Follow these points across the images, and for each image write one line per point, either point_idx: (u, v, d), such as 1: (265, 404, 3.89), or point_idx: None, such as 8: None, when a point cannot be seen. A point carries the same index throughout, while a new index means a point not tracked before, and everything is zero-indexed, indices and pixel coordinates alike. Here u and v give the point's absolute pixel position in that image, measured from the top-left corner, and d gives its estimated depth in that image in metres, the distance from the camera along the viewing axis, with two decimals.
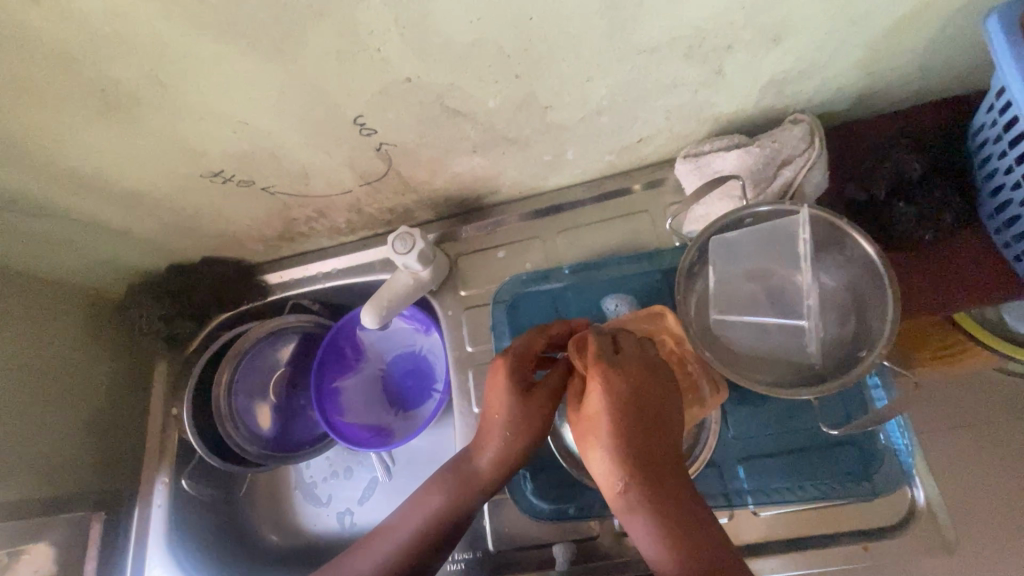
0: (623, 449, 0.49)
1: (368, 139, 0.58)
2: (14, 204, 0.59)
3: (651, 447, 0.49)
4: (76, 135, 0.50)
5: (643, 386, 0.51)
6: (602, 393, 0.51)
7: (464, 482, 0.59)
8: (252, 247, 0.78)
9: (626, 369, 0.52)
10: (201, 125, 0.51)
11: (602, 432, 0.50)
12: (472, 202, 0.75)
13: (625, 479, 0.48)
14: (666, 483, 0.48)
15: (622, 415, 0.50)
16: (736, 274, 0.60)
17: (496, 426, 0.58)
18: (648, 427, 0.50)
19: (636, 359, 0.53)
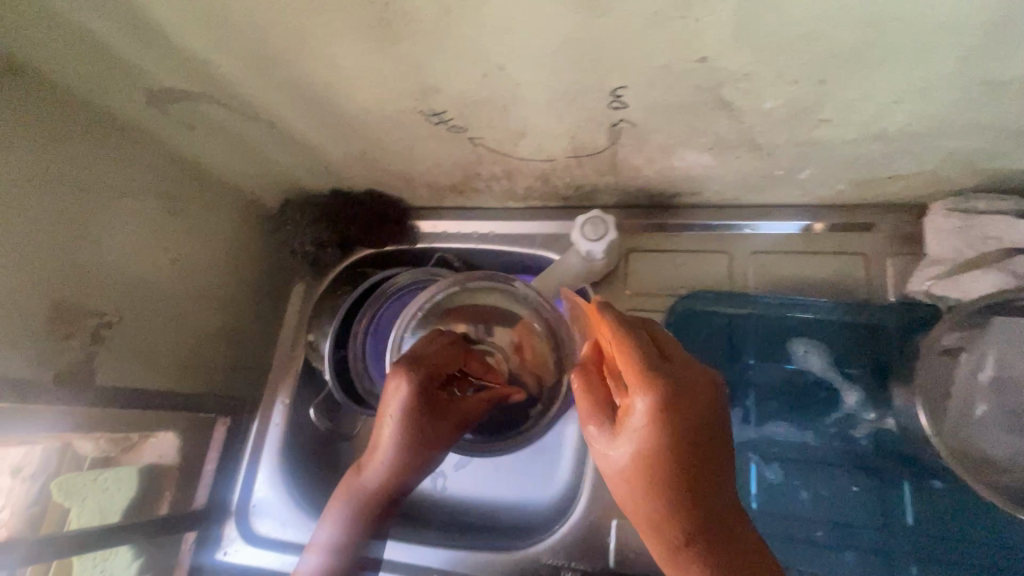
0: (659, 489, 0.41)
1: (611, 112, 0.52)
2: (228, 101, 0.56)
3: (694, 496, 0.41)
4: (328, 50, 0.46)
5: (701, 425, 0.41)
6: (648, 421, 0.41)
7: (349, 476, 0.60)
8: (418, 190, 0.74)
9: (680, 388, 0.42)
10: (457, 61, 0.46)
11: (637, 467, 0.42)
12: (663, 198, 0.69)
13: (687, 532, 0.41)
14: (720, 540, 0.40)
15: (655, 455, 0.41)
16: (1010, 364, 0.53)
17: (404, 425, 0.55)
18: (674, 472, 0.41)
19: (687, 377, 0.43)
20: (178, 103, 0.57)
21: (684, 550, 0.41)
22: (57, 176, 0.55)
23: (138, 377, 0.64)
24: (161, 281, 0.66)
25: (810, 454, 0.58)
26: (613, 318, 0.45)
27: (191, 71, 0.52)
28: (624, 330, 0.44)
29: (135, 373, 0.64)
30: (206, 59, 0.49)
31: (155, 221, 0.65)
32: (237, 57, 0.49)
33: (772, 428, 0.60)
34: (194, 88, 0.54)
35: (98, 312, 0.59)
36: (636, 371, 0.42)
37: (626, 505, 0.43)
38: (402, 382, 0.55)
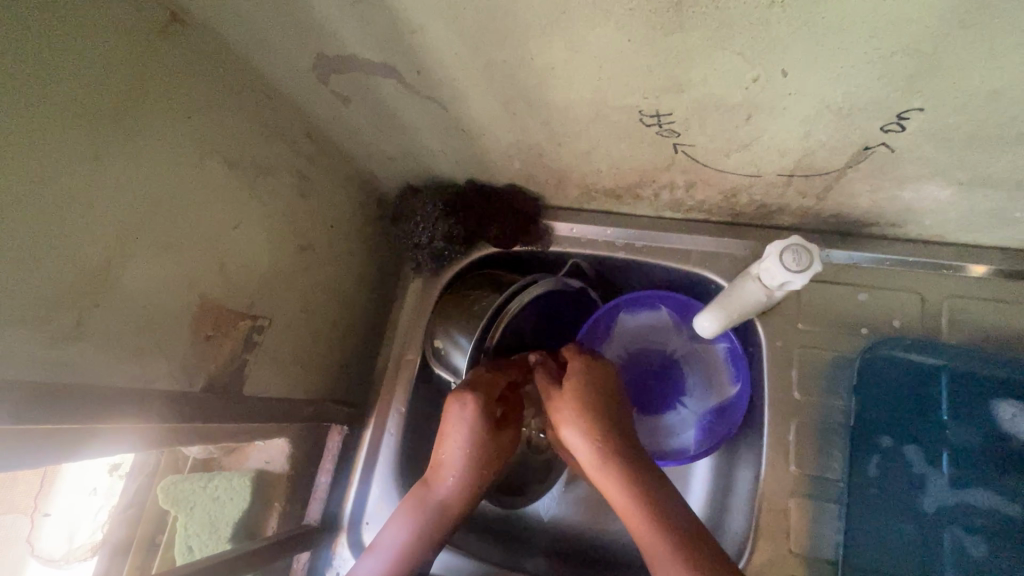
0: (606, 433, 0.55)
1: (876, 135, 0.44)
2: (411, 77, 0.48)
3: (614, 435, 0.55)
4: (580, 28, 0.38)
5: (599, 389, 0.57)
6: (580, 376, 0.57)
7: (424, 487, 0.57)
8: (568, 190, 0.66)
9: (590, 368, 0.58)
10: (734, 62, 0.39)
11: (571, 403, 0.56)
12: (853, 226, 0.61)
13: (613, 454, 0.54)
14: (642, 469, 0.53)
15: (590, 400, 0.56)
16: None
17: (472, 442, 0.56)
18: (607, 415, 0.56)
19: (584, 367, 0.58)
20: (348, 74, 0.49)
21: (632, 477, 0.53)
22: (216, 152, 0.47)
23: (268, 381, 0.57)
24: (288, 273, 0.59)
25: (1014, 527, 0.53)
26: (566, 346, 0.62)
27: (386, 39, 0.43)
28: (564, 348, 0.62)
29: (266, 376, 0.57)
30: (416, 27, 0.41)
31: (287, 204, 0.58)
32: (455, 27, 0.41)
33: (971, 495, 0.55)
34: (378, 60, 0.46)
35: (249, 316, 0.53)
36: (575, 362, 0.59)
37: (598, 470, 0.54)
38: (469, 396, 0.55)
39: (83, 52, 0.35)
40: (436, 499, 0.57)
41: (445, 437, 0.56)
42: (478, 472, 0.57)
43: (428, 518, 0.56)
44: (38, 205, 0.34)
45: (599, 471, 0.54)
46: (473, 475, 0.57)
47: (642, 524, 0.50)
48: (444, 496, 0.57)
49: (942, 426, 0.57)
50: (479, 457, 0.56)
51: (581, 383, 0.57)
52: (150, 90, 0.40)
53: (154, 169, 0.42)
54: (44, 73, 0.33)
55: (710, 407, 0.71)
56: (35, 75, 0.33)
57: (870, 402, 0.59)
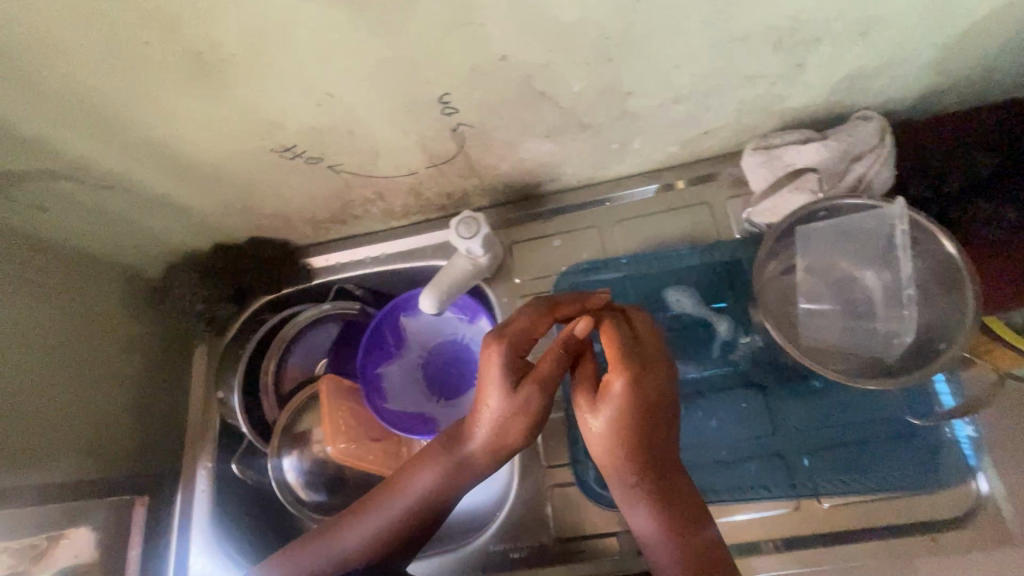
0: (632, 433, 0.51)
1: (447, 119, 0.57)
2: (78, 173, 0.57)
3: (646, 433, 0.52)
4: (158, 101, 0.49)
5: (648, 403, 0.52)
6: (624, 393, 0.52)
7: (455, 467, 0.59)
8: (301, 228, 0.76)
9: (652, 362, 0.54)
10: (288, 96, 0.50)
11: (615, 417, 0.52)
12: (529, 190, 0.75)
13: (628, 458, 0.52)
14: (648, 465, 0.52)
15: (636, 413, 0.52)
16: (816, 262, 0.62)
17: (501, 402, 0.55)
18: (649, 432, 0.52)
19: (623, 385, 0.52)
20: (26, 185, 0.57)
21: (612, 470, 0.53)
22: None
23: (27, 477, 0.60)
24: (40, 371, 0.63)
25: (701, 385, 0.66)
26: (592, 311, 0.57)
27: (27, 146, 0.52)
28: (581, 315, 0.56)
29: (24, 473, 0.59)
30: (41, 133, 0.50)
31: (23, 311, 0.62)
32: (71, 125, 0.50)
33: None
34: (36, 167, 0.55)
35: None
36: (662, 365, 0.53)
37: (603, 461, 0.53)
38: (496, 353, 0.54)
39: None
40: (428, 479, 0.59)
41: (477, 409, 0.56)
42: (495, 444, 0.57)
43: (427, 495, 0.59)
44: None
45: (596, 457, 0.54)
46: (492, 449, 0.57)
47: (646, 536, 0.51)
48: (434, 479, 0.59)
49: None
50: (517, 425, 0.56)
51: (625, 390, 0.52)
52: None
53: None
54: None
55: None
56: None
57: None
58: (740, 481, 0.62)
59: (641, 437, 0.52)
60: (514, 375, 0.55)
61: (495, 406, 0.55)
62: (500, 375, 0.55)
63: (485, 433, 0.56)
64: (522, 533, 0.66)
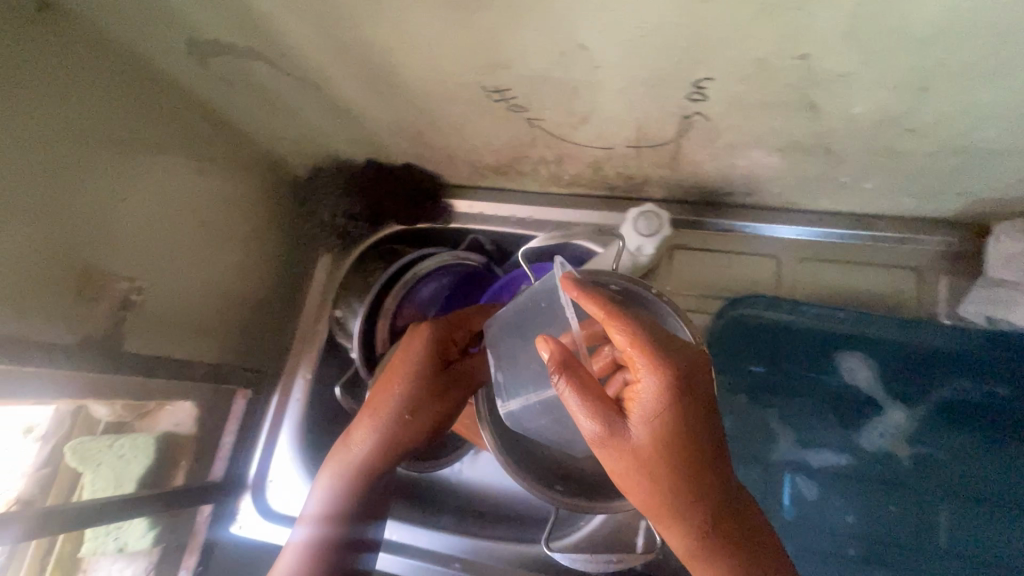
0: (666, 447, 0.42)
1: (688, 105, 0.49)
2: (278, 60, 0.53)
3: (684, 457, 0.42)
4: (398, 11, 0.43)
5: (660, 414, 0.42)
6: (654, 397, 0.42)
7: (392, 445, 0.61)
8: (459, 168, 0.71)
9: (694, 390, 0.42)
10: (535, 39, 0.43)
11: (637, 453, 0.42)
12: (716, 197, 0.66)
13: (666, 481, 0.42)
14: (700, 480, 0.42)
15: (662, 446, 0.42)
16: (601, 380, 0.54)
17: (407, 396, 0.60)
18: (671, 471, 0.42)
19: (643, 388, 0.43)
20: (223, 58, 0.54)
21: (670, 510, 0.42)
22: (96, 133, 0.51)
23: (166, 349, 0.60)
24: (194, 244, 0.64)
25: (847, 477, 0.58)
26: (598, 294, 0.45)
27: (245, 22, 0.48)
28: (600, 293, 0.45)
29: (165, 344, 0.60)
30: (264, 9, 0.46)
31: (189, 183, 0.62)
32: (295, 12, 0.46)
33: (813, 454, 0.59)
34: (240, 43, 0.51)
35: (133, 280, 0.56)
36: (697, 361, 0.43)
37: (659, 515, 0.43)
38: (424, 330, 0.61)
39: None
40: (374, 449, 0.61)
41: (382, 391, 0.61)
42: (407, 434, 0.60)
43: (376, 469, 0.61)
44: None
45: (611, 471, 0.44)
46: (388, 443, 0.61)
47: None
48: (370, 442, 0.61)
49: (786, 379, 0.61)
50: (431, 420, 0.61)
51: (652, 400, 0.42)
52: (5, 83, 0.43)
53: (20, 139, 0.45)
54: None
55: None
56: None
57: (724, 367, 0.62)
58: None
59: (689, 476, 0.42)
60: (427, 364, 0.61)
61: (400, 397, 0.60)
62: (406, 358, 0.61)
63: (398, 422, 0.60)
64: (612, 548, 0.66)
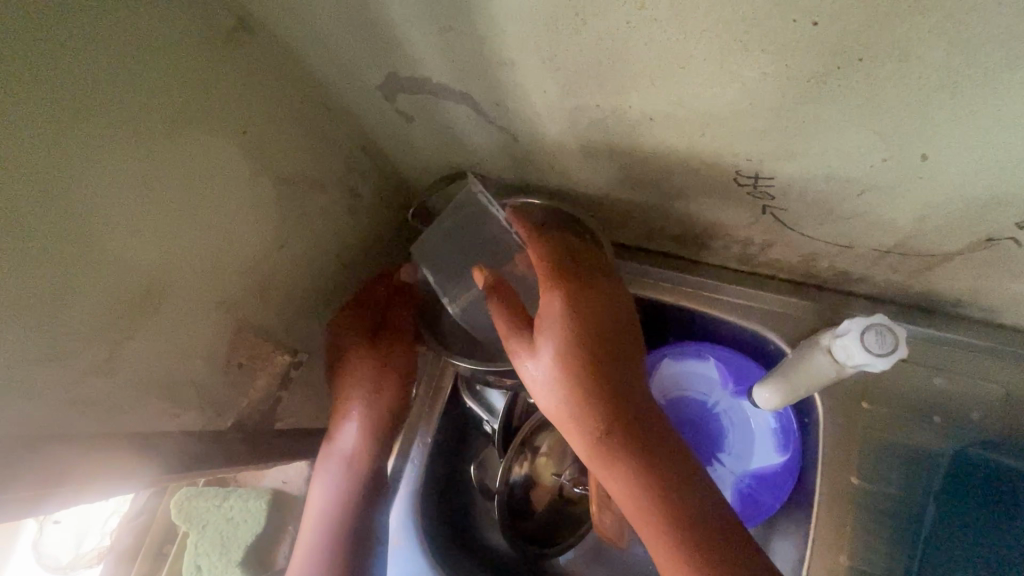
0: (575, 371, 0.45)
1: (1008, 229, 0.39)
2: (484, 107, 0.44)
3: (619, 397, 0.46)
4: (691, 88, 0.34)
5: (554, 322, 0.47)
6: (559, 312, 0.47)
7: (372, 421, 0.55)
8: (630, 230, 0.62)
9: (589, 298, 0.48)
10: (859, 141, 0.34)
11: (561, 362, 0.45)
12: (944, 306, 0.56)
13: (600, 417, 0.45)
14: (605, 381, 0.46)
15: (586, 352, 0.46)
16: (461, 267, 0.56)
17: (364, 368, 0.56)
18: (602, 378, 0.46)
19: (551, 305, 0.47)
20: (416, 97, 0.45)
21: (601, 445, 0.45)
22: (265, 173, 0.44)
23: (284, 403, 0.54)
24: (329, 286, 0.56)
25: None
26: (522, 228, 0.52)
27: (469, 69, 0.39)
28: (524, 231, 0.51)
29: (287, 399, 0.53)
30: (505, 61, 0.37)
31: (337, 221, 0.54)
32: (542, 69, 0.37)
33: None
34: (450, 86, 0.42)
35: (286, 341, 0.51)
36: (596, 285, 0.50)
37: (573, 426, 0.46)
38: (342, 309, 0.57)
39: (117, 49, 0.31)
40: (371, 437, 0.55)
41: (343, 392, 0.55)
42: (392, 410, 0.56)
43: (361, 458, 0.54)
44: (58, 226, 0.31)
45: (547, 405, 0.47)
46: (374, 430, 0.55)
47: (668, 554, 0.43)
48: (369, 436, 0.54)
49: None
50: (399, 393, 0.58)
51: (569, 324, 0.46)
52: (185, 123, 0.36)
53: (203, 185, 0.39)
54: (82, 100, 0.30)
55: (748, 470, 0.65)
56: (80, 87, 0.30)
57: (954, 518, 0.54)
58: None
59: (614, 392, 0.46)
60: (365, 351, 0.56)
61: (360, 368, 0.56)
62: (366, 354, 0.56)
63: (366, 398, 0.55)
64: None
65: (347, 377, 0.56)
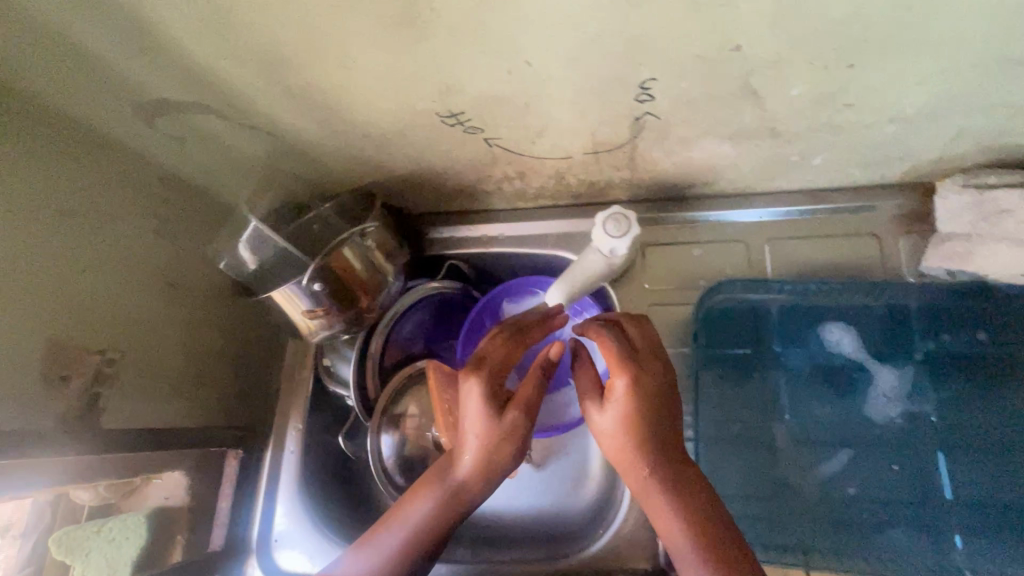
0: (643, 434, 0.51)
1: (636, 106, 0.50)
2: (226, 111, 0.52)
3: (668, 446, 0.51)
4: (341, 47, 0.43)
5: (653, 398, 0.51)
6: (627, 389, 0.52)
7: (478, 465, 0.53)
8: (425, 196, 0.71)
9: (649, 368, 0.53)
10: (481, 60, 0.45)
11: (628, 421, 0.51)
12: (677, 191, 0.68)
13: (647, 463, 0.50)
14: (642, 429, 0.51)
15: (648, 415, 0.51)
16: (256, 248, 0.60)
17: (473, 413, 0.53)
18: (651, 432, 0.51)
19: (647, 381, 0.52)
20: (171, 115, 0.53)
21: (648, 483, 0.50)
22: (44, 202, 0.49)
23: (124, 419, 0.56)
24: (157, 305, 0.60)
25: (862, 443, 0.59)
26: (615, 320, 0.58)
27: (188, 77, 0.48)
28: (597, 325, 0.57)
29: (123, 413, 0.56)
30: (207, 64, 0.46)
31: (146, 244, 0.59)
32: (235, 62, 0.46)
33: (816, 444, 0.60)
34: (188, 97, 0.50)
35: (105, 355, 0.54)
36: (653, 361, 0.54)
37: (618, 464, 0.52)
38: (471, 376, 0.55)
39: None
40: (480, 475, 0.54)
41: (461, 430, 0.55)
42: (496, 450, 0.53)
43: (451, 496, 0.54)
44: None
45: (619, 466, 0.52)
46: (483, 471, 0.53)
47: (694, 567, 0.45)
48: (475, 474, 0.53)
49: (780, 360, 0.63)
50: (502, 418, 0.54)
51: (632, 393, 0.52)
52: None
53: None
54: None
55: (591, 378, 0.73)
56: None
57: (718, 357, 0.64)
58: (876, 549, 0.56)
59: (651, 441, 0.51)
60: (496, 401, 0.54)
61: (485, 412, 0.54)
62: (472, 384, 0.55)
63: (473, 446, 0.53)
64: (629, 552, 0.63)
65: (464, 400, 0.55)
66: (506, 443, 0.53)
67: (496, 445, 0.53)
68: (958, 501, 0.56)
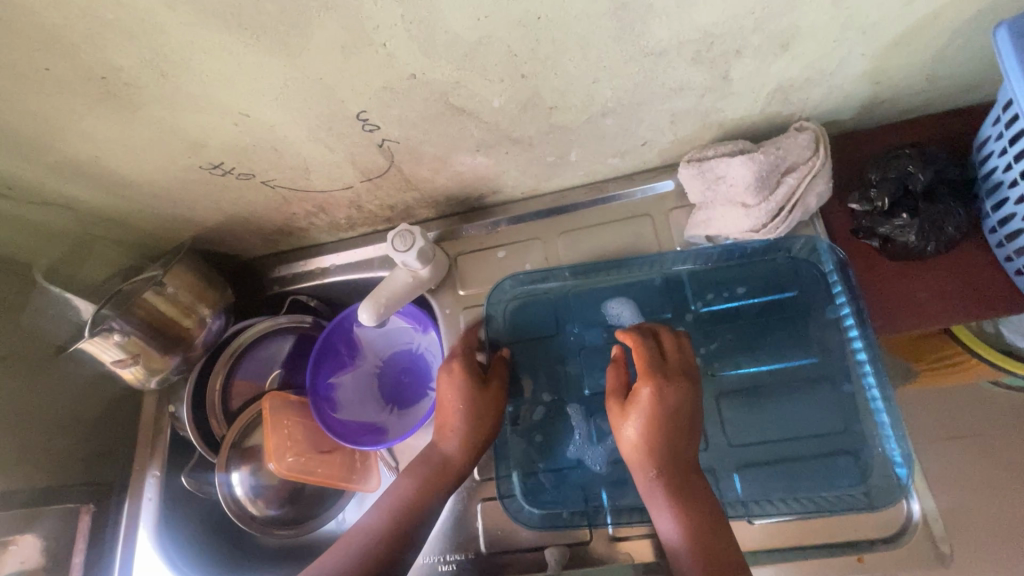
0: (659, 444, 0.56)
1: (370, 135, 0.57)
2: (10, 191, 0.58)
3: (682, 450, 0.56)
4: (74, 122, 0.50)
5: (677, 411, 0.56)
6: (649, 401, 0.56)
7: (467, 444, 0.63)
8: (251, 241, 0.77)
9: (676, 381, 0.57)
10: (203, 117, 0.51)
11: (643, 424, 0.56)
12: (474, 202, 0.75)
13: (655, 468, 0.55)
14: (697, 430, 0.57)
15: (668, 422, 0.56)
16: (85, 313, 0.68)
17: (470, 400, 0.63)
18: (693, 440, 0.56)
19: (671, 396, 0.56)
20: None
21: (654, 482, 0.55)
22: None
23: None
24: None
25: None
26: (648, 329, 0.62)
27: None
28: (640, 334, 0.61)
29: None
30: None
31: None
32: None
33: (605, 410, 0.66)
34: None
35: None
36: (681, 374, 0.58)
37: (631, 461, 0.57)
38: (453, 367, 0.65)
39: None
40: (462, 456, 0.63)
41: (443, 416, 0.64)
42: (484, 431, 0.63)
43: (426, 484, 0.62)
44: None
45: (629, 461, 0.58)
46: (467, 450, 0.63)
47: (675, 547, 0.53)
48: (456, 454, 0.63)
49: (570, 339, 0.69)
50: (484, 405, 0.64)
51: (667, 405, 0.56)
52: None
53: None
54: None
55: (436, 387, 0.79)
56: None
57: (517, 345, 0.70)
58: None
59: (681, 450, 0.56)
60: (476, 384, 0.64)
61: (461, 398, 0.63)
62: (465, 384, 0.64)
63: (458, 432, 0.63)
64: (455, 545, 0.65)
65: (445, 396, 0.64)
66: (478, 428, 0.63)
67: (481, 432, 0.63)
68: (731, 441, 0.62)
